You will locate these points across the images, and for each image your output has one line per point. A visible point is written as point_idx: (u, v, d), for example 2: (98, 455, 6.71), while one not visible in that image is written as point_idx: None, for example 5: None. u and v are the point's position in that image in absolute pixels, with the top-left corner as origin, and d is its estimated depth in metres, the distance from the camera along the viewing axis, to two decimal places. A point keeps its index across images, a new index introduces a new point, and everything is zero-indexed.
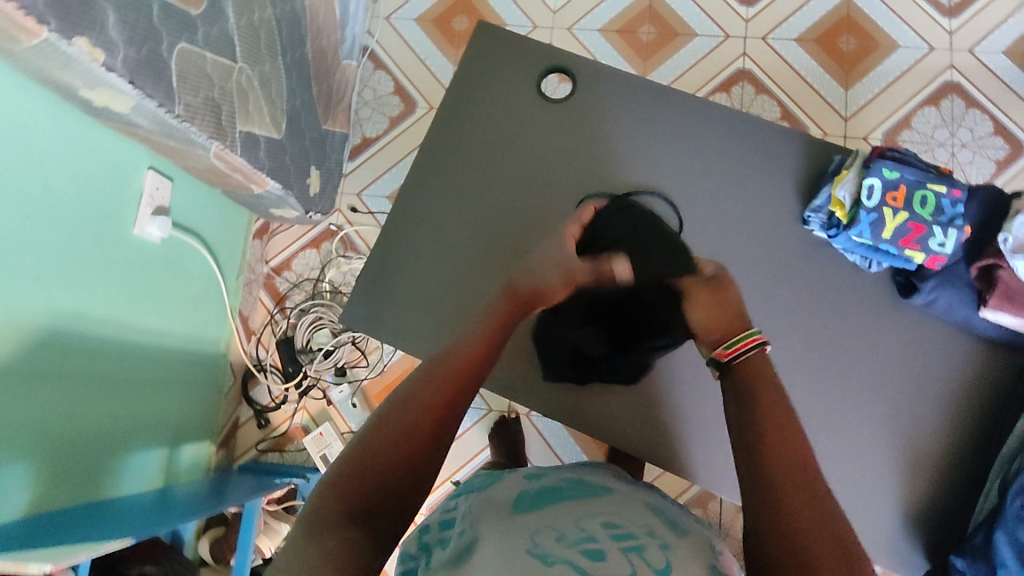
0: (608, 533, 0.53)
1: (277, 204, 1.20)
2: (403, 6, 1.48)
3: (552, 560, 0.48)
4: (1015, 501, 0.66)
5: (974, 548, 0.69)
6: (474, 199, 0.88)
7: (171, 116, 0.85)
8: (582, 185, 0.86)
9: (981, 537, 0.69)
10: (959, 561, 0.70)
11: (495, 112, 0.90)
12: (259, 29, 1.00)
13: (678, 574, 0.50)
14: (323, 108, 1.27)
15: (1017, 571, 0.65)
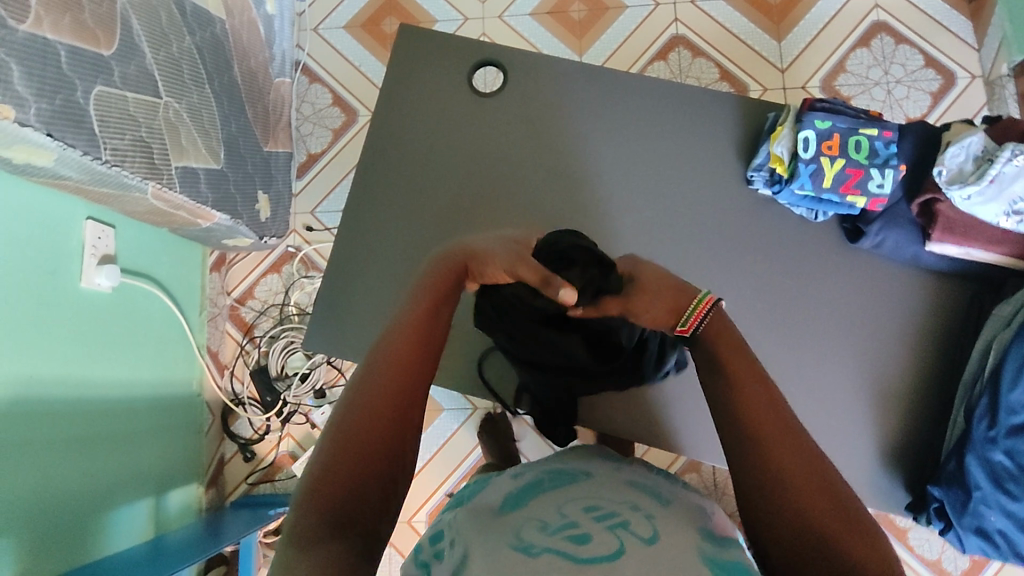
0: (590, 514, 0.54)
1: (228, 234, 1.18)
2: (329, 15, 1.45)
3: (535, 551, 0.49)
4: (980, 426, 0.69)
5: (948, 475, 0.71)
6: (423, 203, 0.87)
7: (99, 162, 0.83)
8: (528, 175, 0.86)
9: (953, 464, 0.71)
10: (936, 491, 0.72)
11: (432, 113, 0.89)
12: (180, 60, 0.97)
13: (666, 538, 0.51)
14: (262, 130, 1.24)
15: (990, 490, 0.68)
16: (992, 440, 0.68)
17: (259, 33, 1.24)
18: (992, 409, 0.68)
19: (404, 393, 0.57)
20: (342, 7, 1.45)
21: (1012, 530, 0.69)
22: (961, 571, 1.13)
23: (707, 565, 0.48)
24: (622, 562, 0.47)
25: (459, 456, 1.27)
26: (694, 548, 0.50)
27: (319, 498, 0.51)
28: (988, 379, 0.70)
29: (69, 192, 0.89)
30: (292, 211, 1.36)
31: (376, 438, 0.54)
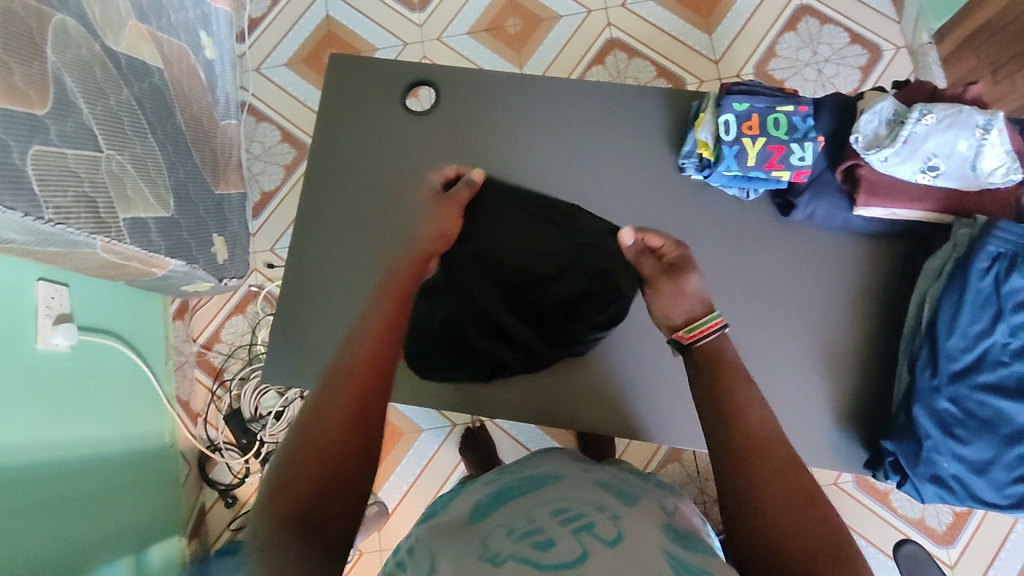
0: (556, 516, 0.54)
1: (186, 279, 1.18)
2: (270, 53, 1.46)
3: (501, 561, 0.48)
4: (924, 376, 0.71)
5: (900, 427, 0.72)
6: (370, 225, 0.88)
7: (42, 223, 0.82)
8: None
9: (903, 416, 0.72)
10: (890, 444, 0.73)
11: (370, 136, 0.90)
12: (119, 113, 0.98)
13: (630, 541, 0.50)
14: (211, 173, 1.24)
15: (940, 437, 0.70)
16: (936, 388, 0.70)
17: (199, 79, 1.25)
18: (933, 359, 0.71)
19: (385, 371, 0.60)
20: (282, 44, 1.46)
21: (966, 473, 0.70)
22: (945, 526, 1.15)
23: (669, 564, 0.48)
24: (586, 566, 0.46)
25: (444, 474, 1.27)
26: (659, 549, 0.49)
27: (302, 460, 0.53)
28: (925, 330, 0.72)
29: (16, 255, 0.88)
30: (251, 250, 1.36)
31: (336, 447, 0.54)
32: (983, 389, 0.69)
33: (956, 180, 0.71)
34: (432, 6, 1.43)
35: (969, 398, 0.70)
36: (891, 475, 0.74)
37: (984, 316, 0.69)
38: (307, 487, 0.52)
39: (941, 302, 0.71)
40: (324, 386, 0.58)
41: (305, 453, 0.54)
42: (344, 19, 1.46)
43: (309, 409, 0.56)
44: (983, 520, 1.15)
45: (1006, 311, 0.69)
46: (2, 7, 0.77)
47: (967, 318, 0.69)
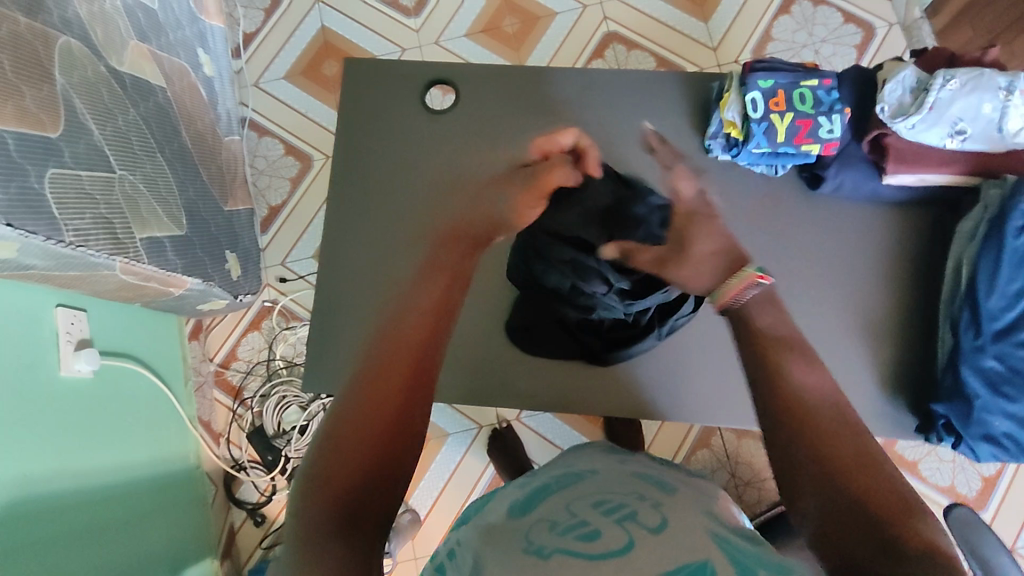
0: (600, 508, 0.53)
1: (202, 298, 1.16)
2: (267, 67, 1.45)
3: (547, 551, 0.47)
4: (968, 336, 0.73)
5: (947, 390, 0.75)
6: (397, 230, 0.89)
7: (62, 246, 0.81)
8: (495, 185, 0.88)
9: (950, 378, 0.75)
10: (940, 406, 0.76)
11: (388, 140, 0.90)
12: (128, 133, 0.97)
13: (675, 522, 0.50)
14: (219, 190, 1.23)
15: (990, 396, 0.72)
16: (980, 347, 0.72)
17: (201, 96, 1.25)
18: (975, 319, 0.73)
19: (432, 330, 0.59)
20: (279, 58, 1.45)
21: (1017, 430, 0.72)
22: (976, 492, 1.16)
23: (714, 541, 0.47)
24: (634, 552, 0.45)
25: (473, 477, 1.27)
26: (705, 530, 0.49)
27: (347, 423, 0.53)
28: (966, 292, 0.74)
29: (37, 282, 0.87)
30: (263, 265, 1.35)
31: (363, 457, 0.52)
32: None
33: (981, 143, 0.72)
34: (427, 11, 1.44)
35: (1013, 355, 0.71)
36: (944, 436, 0.77)
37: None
38: (351, 464, 0.51)
39: (979, 263, 0.73)
40: (363, 370, 0.56)
41: (334, 442, 0.53)
42: (339, 28, 1.46)
43: (340, 411, 0.54)
44: (1012, 485, 1.16)
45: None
46: (9, 31, 0.76)
47: (1007, 275, 0.71)
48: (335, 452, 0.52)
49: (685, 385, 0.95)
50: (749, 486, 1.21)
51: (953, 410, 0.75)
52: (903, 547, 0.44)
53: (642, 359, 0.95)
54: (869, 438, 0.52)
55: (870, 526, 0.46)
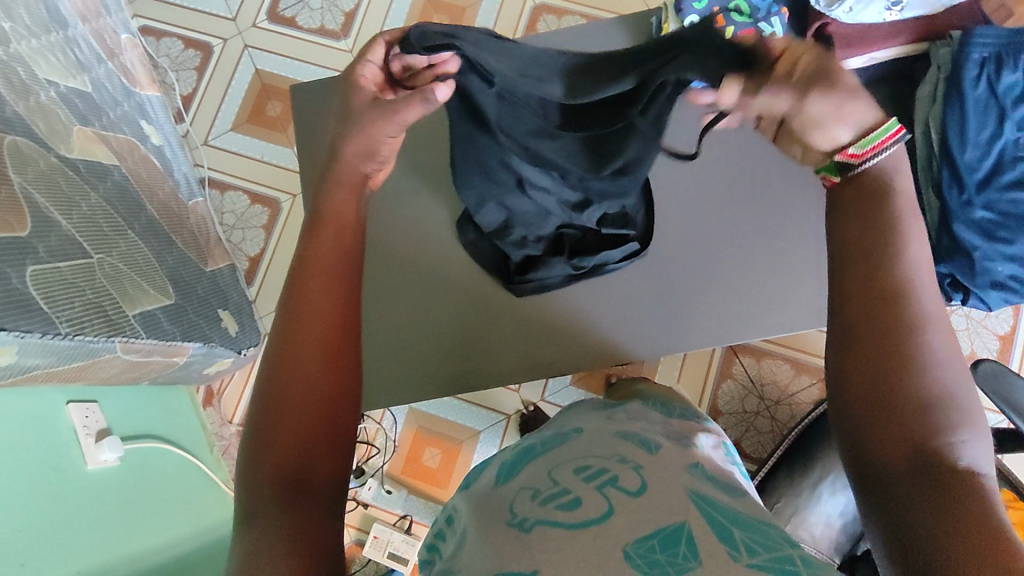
0: (579, 477, 0.52)
1: (207, 361, 1.15)
2: (212, 124, 1.44)
3: (528, 525, 0.47)
4: (956, 195, 0.95)
5: (947, 250, 0.96)
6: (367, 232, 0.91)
7: (62, 338, 0.80)
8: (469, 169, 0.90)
9: (945, 239, 0.96)
10: (946, 267, 0.96)
11: None
12: (95, 216, 0.97)
13: (656, 488, 0.49)
14: (196, 253, 1.23)
15: (981, 244, 0.94)
16: (967, 202, 0.94)
17: (155, 167, 1.26)
18: (957, 178, 0.95)
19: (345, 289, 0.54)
20: (221, 112, 1.45)
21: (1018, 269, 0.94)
22: (997, 352, 1.18)
23: (696, 504, 0.47)
24: (614, 522, 0.46)
25: None
26: (685, 490, 0.49)
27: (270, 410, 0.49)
28: (941, 155, 0.96)
29: (45, 382, 0.86)
30: (258, 316, 1.35)
31: (301, 441, 0.48)
32: (1009, 187, 0.93)
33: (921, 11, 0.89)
34: (355, 30, 1.44)
35: (1000, 201, 0.94)
36: (953, 294, 0.98)
37: (989, 120, 0.95)
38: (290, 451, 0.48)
39: (949, 122, 0.95)
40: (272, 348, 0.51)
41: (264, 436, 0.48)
42: (273, 68, 1.45)
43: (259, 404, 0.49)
44: None
45: (1006, 109, 0.94)
46: None
47: (976, 128, 0.95)
48: (265, 444, 0.48)
49: (696, 320, 0.96)
50: (780, 405, 1.22)
51: (961, 268, 0.95)
52: (943, 475, 0.43)
53: (647, 303, 0.97)
54: (928, 343, 0.46)
55: (909, 453, 0.44)
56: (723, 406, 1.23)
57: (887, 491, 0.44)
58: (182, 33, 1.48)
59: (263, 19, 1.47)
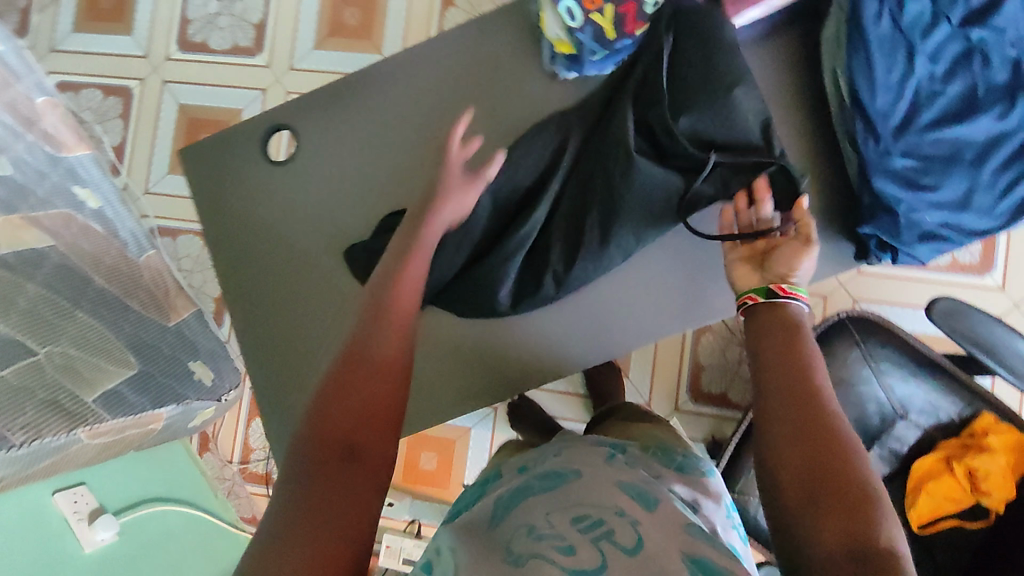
0: (571, 527, 0.46)
1: (188, 415, 1.17)
2: (149, 171, 1.41)
3: (518, 561, 0.44)
4: (871, 145, 0.72)
5: (869, 209, 0.74)
6: (290, 268, 0.82)
7: (15, 448, 0.81)
8: (378, 192, 0.81)
9: (868, 196, 0.74)
10: (868, 229, 0.75)
11: (258, 189, 0.82)
12: (36, 307, 0.95)
13: (653, 547, 0.44)
14: (156, 309, 1.22)
15: (908, 197, 0.71)
16: (886, 152, 0.71)
17: (96, 232, 1.21)
18: (871, 126, 0.72)
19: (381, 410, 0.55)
20: (155, 157, 1.41)
21: (952, 216, 0.72)
22: (979, 257, 1.17)
23: (693, 568, 0.42)
24: None
25: None
26: (682, 552, 0.44)
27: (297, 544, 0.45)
28: (852, 102, 0.73)
29: (18, 487, 0.87)
30: (234, 353, 1.36)
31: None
32: (931, 128, 0.70)
33: None
34: (268, 41, 1.37)
35: (920, 145, 0.71)
36: (881, 256, 0.77)
37: (898, 59, 0.69)
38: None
39: (854, 67, 0.71)
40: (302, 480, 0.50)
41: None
42: (195, 99, 1.40)
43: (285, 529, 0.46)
44: (1012, 240, 1.17)
45: (916, 42, 0.68)
46: None
47: (883, 68, 0.69)
48: None
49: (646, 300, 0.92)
50: None
51: (885, 227, 0.74)
52: (861, 548, 0.43)
53: None
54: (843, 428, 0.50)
55: (830, 525, 0.45)
56: (704, 359, 1.20)
57: (816, 572, 0.44)
58: (99, 81, 1.43)
59: (175, 50, 1.41)
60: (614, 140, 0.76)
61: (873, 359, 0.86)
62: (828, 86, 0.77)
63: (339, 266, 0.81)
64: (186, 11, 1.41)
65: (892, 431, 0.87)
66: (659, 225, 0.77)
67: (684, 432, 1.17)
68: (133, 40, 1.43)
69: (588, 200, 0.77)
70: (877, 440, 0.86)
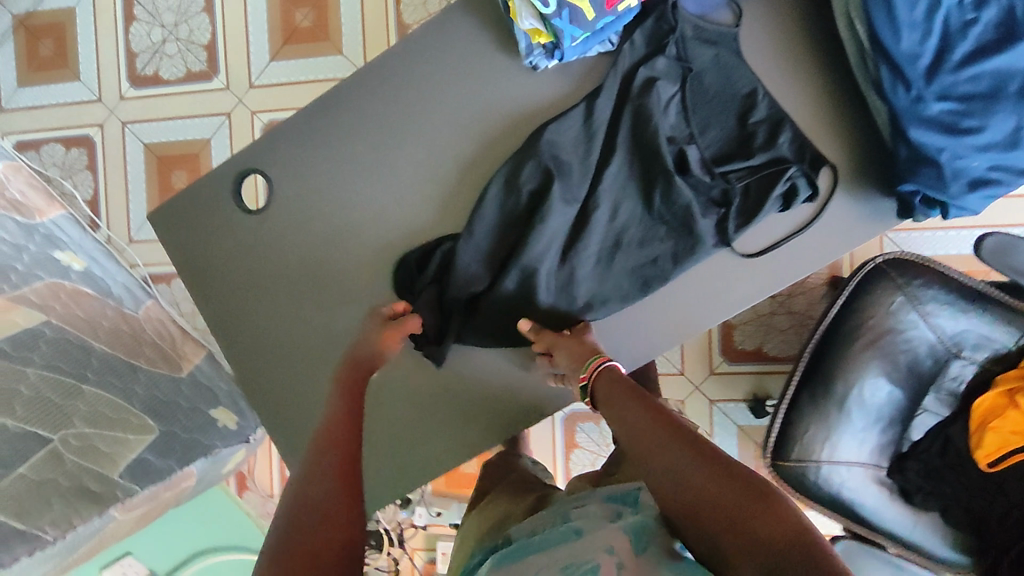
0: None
1: (221, 462, 1.15)
2: (128, 218, 1.35)
3: None
4: (900, 93, 0.65)
5: (908, 161, 0.67)
6: (284, 312, 0.75)
7: (49, 544, 0.81)
8: (365, 215, 0.72)
9: (904, 148, 0.67)
10: (909, 185, 0.68)
11: (230, 233, 0.74)
12: (41, 390, 0.91)
13: None
14: (164, 362, 1.18)
15: (948, 142, 0.64)
16: (918, 98, 0.64)
17: (89, 293, 1.16)
18: (897, 71, 0.65)
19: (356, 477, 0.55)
20: (132, 203, 1.35)
21: (1000, 158, 0.65)
22: None
23: None
24: None
25: (549, 446, 1.21)
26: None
27: None
28: (874, 49, 0.66)
29: None
30: None
31: None
32: (966, 63, 0.62)
33: None
34: (222, 61, 1.28)
35: (955, 85, 0.63)
36: (928, 212, 0.70)
37: None
38: None
39: (872, 8, 0.64)
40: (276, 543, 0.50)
41: None
42: (159, 136, 1.32)
43: None
44: None
45: None
46: None
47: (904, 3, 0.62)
48: None
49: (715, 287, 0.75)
50: (794, 297, 1.10)
51: (926, 181, 0.67)
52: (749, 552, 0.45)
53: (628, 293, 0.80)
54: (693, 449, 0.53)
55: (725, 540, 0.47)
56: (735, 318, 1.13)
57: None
58: (57, 134, 1.36)
59: (128, 87, 1.33)
60: (643, 129, 0.67)
61: (920, 303, 0.79)
62: (844, 32, 0.69)
63: (341, 303, 0.74)
64: (130, 43, 1.32)
65: (946, 371, 0.82)
66: (674, 195, 0.67)
67: (721, 396, 1.13)
68: (83, 84, 1.35)
69: (616, 206, 0.68)
70: (934, 384, 0.83)
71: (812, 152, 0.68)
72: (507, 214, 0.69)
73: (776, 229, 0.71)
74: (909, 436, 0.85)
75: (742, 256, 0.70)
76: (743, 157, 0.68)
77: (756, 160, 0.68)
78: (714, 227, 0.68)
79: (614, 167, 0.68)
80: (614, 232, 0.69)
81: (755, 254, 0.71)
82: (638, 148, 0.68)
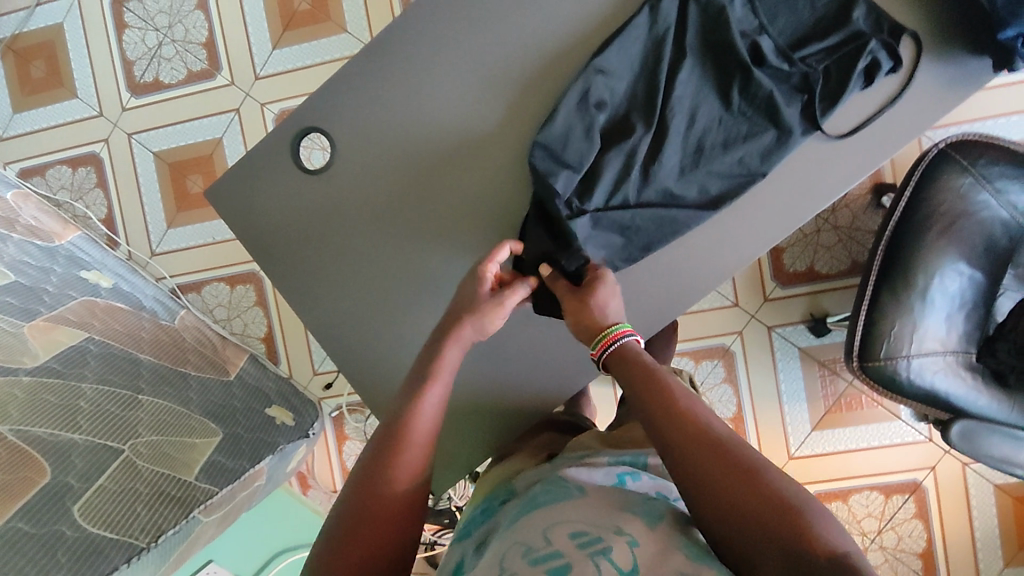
0: (571, 546, 0.49)
1: (287, 461, 1.12)
2: (148, 231, 1.32)
3: None
4: None
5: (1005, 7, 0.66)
6: (361, 267, 0.77)
7: (143, 552, 0.79)
8: (430, 160, 0.76)
9: None
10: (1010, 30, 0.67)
11: (301, 197, 0.77)
12: (103, 402, 0.87)
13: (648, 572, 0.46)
14: (212, 368, 1.15)
15: None
16: None
17: (123, 308, 1.12)
18: None
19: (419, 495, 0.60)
20: (149, 215, 1.31)
21: None
22: None
23: None
24: None
25: (611, 396, 1.19)
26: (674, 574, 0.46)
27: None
28: None
29: None
30: (302, 387, 1.30)
31: None
32: None
33: None
34: (224, 56, 1.26)
35: None
36: None
37: None
38: None
39: None
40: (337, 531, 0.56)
41: None
42: (168, 142, 1.29)
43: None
44: None
45: None
46: None
47: None
48: None
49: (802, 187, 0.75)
50: (839, 211, 1.10)
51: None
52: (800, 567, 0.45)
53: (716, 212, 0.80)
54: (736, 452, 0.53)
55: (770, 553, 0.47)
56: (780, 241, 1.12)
57: None
58: (62, 156, 1.32)
59: (129, 97, 1.29)
60: (713, 27, 0.70)
61: (991, 181, 0.78)
62: None
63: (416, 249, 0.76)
64: (125, 52, 1.29)
65: None
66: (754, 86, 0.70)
67: (779, 322, 1.12)
68: (81, 101, 1.31)
69: (694, 110, 0.71)
70: (1011, 262, 0.82)
71: (889, 22, 0.69)
72: (580, 137, 0.71)
73: (858, 109, 0.71)
74: (994, 317, 0.84)
75: (832, 136, 0.71)
76: (820, 38, 0.70)
77: (834, 39, 0.69)
78: (799, 113, 0.70)
79: (689, 72, 0.71)
80: (695, 137, 0.71)
81: (846, 134, 0.71)
82: (708, 50, 0.71)
